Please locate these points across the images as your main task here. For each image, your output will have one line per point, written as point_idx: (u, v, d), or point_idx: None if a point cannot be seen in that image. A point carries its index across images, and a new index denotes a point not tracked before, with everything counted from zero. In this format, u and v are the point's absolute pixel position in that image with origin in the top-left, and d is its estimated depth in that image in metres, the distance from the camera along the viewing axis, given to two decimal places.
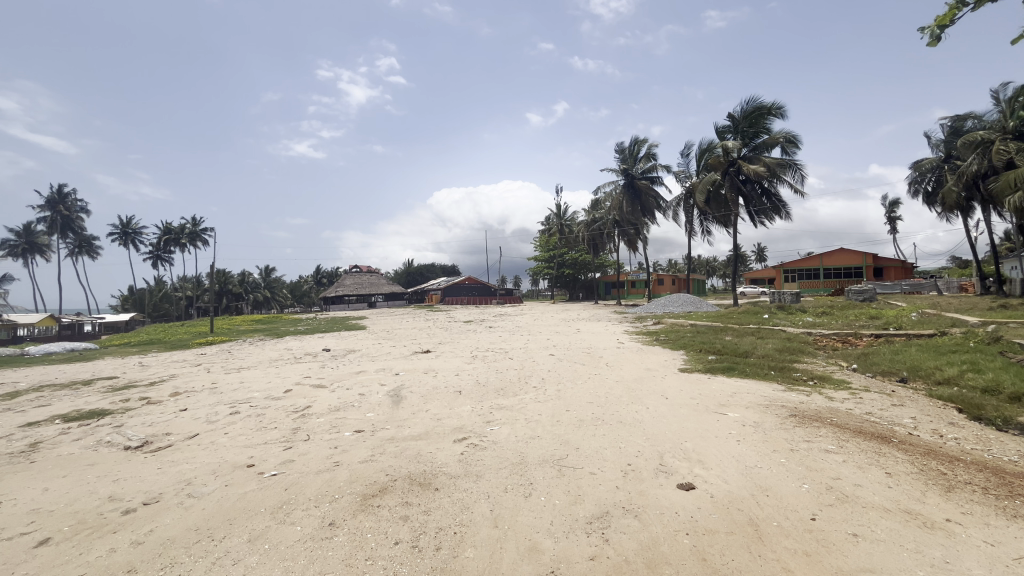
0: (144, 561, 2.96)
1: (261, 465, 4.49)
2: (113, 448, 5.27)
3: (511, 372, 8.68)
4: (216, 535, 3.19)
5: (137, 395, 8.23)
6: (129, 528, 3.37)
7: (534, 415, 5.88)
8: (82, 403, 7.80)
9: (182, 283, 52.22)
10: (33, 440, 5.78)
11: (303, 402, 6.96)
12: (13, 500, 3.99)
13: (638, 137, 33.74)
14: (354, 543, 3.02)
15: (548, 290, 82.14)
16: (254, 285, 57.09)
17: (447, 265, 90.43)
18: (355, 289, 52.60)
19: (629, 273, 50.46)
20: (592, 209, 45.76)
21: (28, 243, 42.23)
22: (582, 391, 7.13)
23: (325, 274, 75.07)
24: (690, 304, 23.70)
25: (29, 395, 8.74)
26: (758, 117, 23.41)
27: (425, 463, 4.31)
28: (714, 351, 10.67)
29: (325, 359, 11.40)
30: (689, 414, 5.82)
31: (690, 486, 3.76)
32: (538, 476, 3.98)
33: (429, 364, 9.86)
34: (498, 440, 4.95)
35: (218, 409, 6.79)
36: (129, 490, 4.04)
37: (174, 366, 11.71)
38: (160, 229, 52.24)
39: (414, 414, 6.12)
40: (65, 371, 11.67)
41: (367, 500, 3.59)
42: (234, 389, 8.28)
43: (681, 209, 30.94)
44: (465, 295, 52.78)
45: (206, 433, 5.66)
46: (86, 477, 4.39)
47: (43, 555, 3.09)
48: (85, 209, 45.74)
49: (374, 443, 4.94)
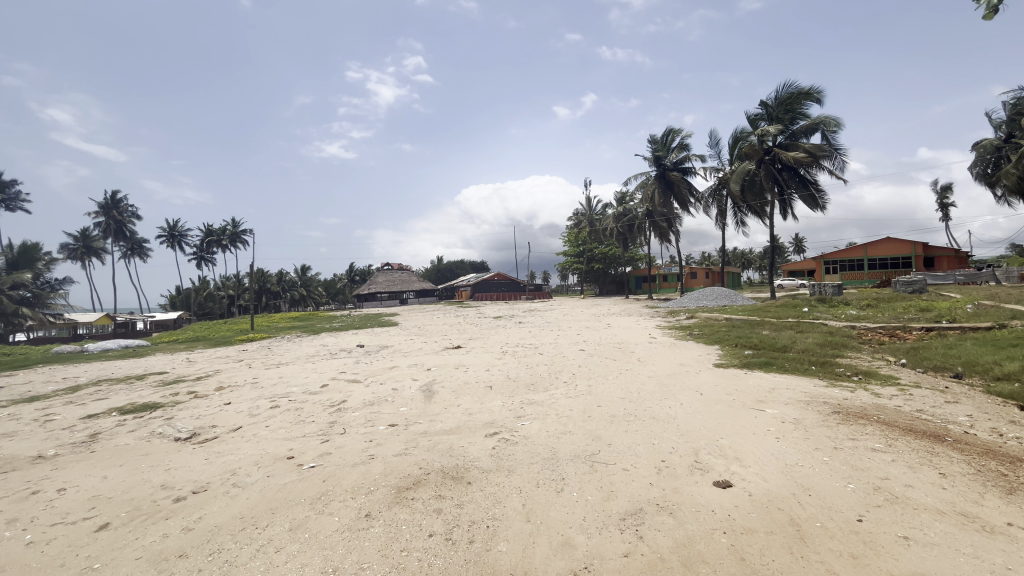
0: (194, 546, 3.11)
1: (300, 456, 4.66)
2: (164, 439, 5.58)
3: (541, 367, 8.68)
4: (260, 523, 3.32)
5: (185, 388, 8.72)
6: (180, 514, 3.55)
7: (566, 411, 5.85)
8: (137, 396, 8.33)
9: (224, 283, 54.50)
10: (93, 430, 6.21)
11: (339, 396, 7.19)
12: (75, 486, 4.28)
13: (671, 126, 33.31)
14: (389, 533, 3.09)
15: (578, 285, 81.85)
16: (291, 284, 58.83)
17: (477, 262, 91.27)
18: (387, 286, 53.50)
19: (661, 268, 49.55)
20: (622, 203, 45.14)
21: (85, 246, 44.82)
22: (614, 386, 7.04)
23: (359, 272, 77.04)
24: (732, 295, 23.12)
25: (90, 389, 9.38)
26: (794, 102, 22.65)
27: (457, 456, 4.37)
28: (750, 346, 10.36)
29: (359, 355, 11.68)
30: (725, 410, 5.66)
31: (727, 483, 3.67)
32: (570, 471, 3.98)
33: (460, 360, 9.94)
34: (530, 434, 4.96)
35: (259, 403, 7.10)
36: (179, 479, 4.25)
37: (217, 362, 12.27)
38: (203, 230, 54.67)
39: (446, 408, 6.21)
40: (121, 367, 12.44)
41: (401, 492, 3.66)
42: (273, 383, 8.63)
43: (713, 200, 30.18)
44: (495, 291, 53.16)
45: (248, 426, 5.92)
46: (140, 467, 4.66)
47: (102, 539, 3.27)
48: (136, 214, 48.29)
49: (408, 437, 5.04)
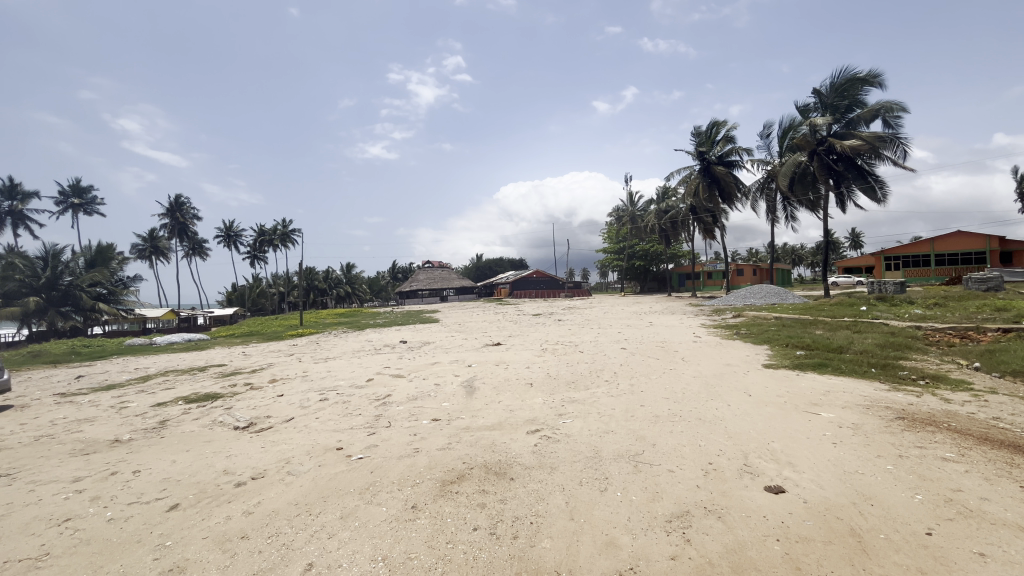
0: (254, 529, 3.29)
1: (349, 447, 4.84)
2: (224, 428, 5.93)
3: (582, 365, 8.61)
4: (314, 510, 3.47)
5: (242, 380, 9.24)
6: (241, 499, 3.77)
7: (608, 410, 5.78)
8: (200, 387, 8.90)
9: (276, 281, 57.19)
10: (162, 417, 6.69)
11: (384, 390, 7.42)
12: (148, 469, 4.62)
13: (716, 118, 32.24)
14: (435, 526, 3.16)
15: (618, 283, 80.61)
16: (337, 281, 61.02)
17: (516, 260, 91.49)
18: (428, 284, 54.56)
19: (705, 265, 47.96)
20: (664, 198, 44.02)
21: (152, 246, 48.13)
22: (657, 386, 6.89)
23: (401, 270, 78.95)
24: (783, 293, 22.12)
25: (158, 379, 10.10)
26: (851, 88, 21.36)
27: (500, 452, 4.41)
28: (802, 346, 9.89)
29: (402, 351, 11.99)
30: (776, 413, 5.44)
31: (780, 489, 3.53)
32: (614, 471, 3.93)
33: (501, 357, 10.00)
34: (572, 432, 4.94)
35: (310, 395, 7.43)
36: (238, 466, 4.51)
37: (270, 356, 12.91)
38: (256, 231, 57.56)
39: (487, 404, 6.28)
40: (185, 359, 13.33)
41: (446, 485, 3.74)
42: (321, 377, 8.99)
43: (762, 194, 28.97)
44: (534, 288, 53.21)
45: (300, 417, 6.21)
46: (203, 452, 4.98)
47: (172, 519, 3.52)
48: (197, 215, 51.42)
49: (451, 431, 5.13)
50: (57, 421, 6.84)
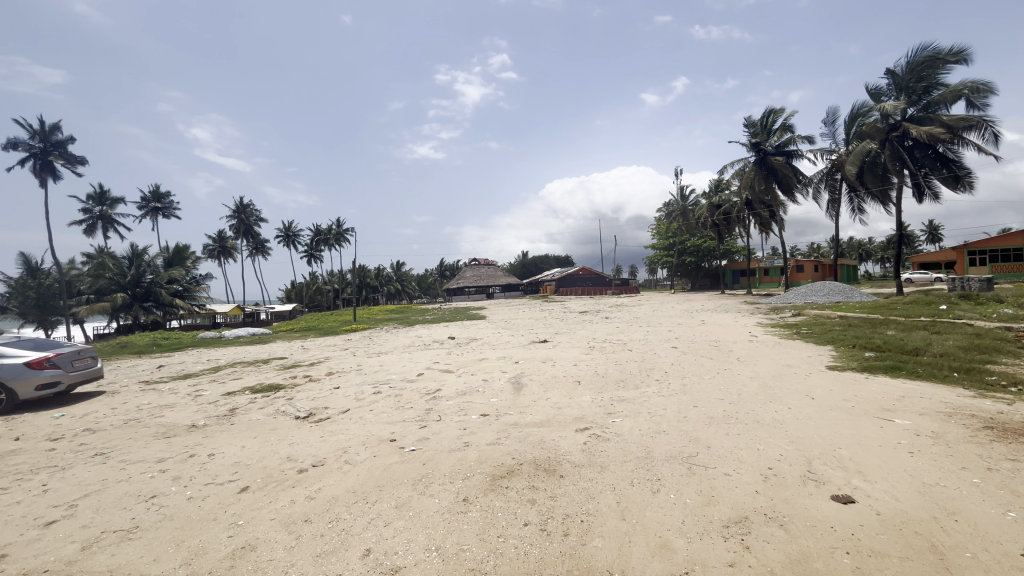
0: (316, 513, 3.47)
1: (401, 439, 5.01)
2: (287, 417, 6.30)
3: (631, 363, 8.45)
4: (370, 498, 3.62)
5: (302, 372, 9.77)
6: (304, 484, 3.99)
7: (659, 410, 5.63)
8: (264, 378, 9.49)
9: (331, 278, 59.89)
10: (232, 405, 7.20)
11: (434, 384, 7.61)
12: (221, 452, 4.99)
13: (772, 106, 30.65)
14: (486, 519, 3.21)
15: (667, 280, 78.43)
16: (388, 278, 63.09)
17: (562, 257, 91.07)
18: (475, 281, 55.36)
19: (762, 260, 45.71)
20: (717, 191, 42.29)
21: (220, 246, 51.65)
22: (711, 386, 6.65)
23: (448, 267, 80.54)
24: (849, 291, 20.73)
25: (228, 370, 10.86)
26: (930, 67, 19.65)
27: (549, 449, 4.41)
28: (872, 347, 9.21)
29: (450, 346, 12.24)
30: (843, 418, 5.11)
31: (848, 499, 3.32)
32: (666, 472, 3.84)
33: (548, 353, 10.01)
34: (622, 432, 4.86)
35: (364, 388, 7.76)
36: (300, 453, 4.77)
37: (327, 350, 13.55)
38: (313, 231, 60.47)
39: (535, 401, 6.30)
40: (251, 351, 14.25)
41: (496, 480, 3.79)
42: (374, 371, 9.34)
43: (825, 185, 27.24)
44: (580, 286, 52.78)
45: (356, 408, 6.50)
46: (269, 439, 5.31)
47: (242, 500, 3.77)
48: (260, 217, 54.67)
49: (500, 427, 5.19)
50: (143, 407, 7.50)
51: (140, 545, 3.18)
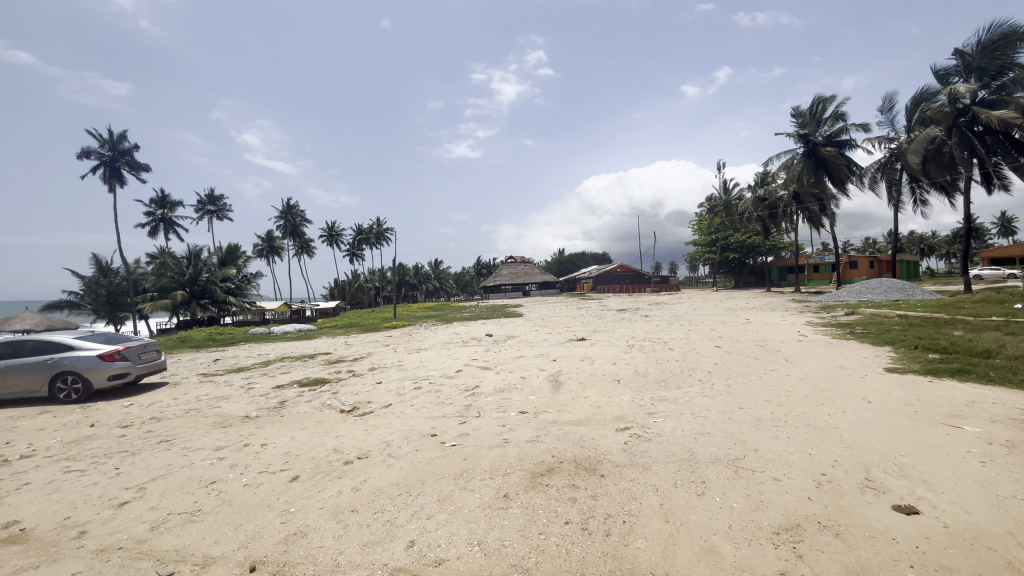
0: (362, 504, 3.58)
1: (442, 435, 5.09)
2: (333, 410, 6.54)
3: (672, 363, 8.26)
4: (413, 491, 3.71)
5: (346, 367, 10.11)
6: (350, 475, 4.13)
7: (702, 411, 5.48)
8: (311, 372, 9.89)
9: (372, 276, 61.61)
10: (282, 398, 7.54)
11: (473, 381, 7.71)
12: (273, 443, 5.24)
13: (823, 95, 29.16)
14: (527, 516, 3.22)
15: (709, 277, 76.10)
16: (426, 276, 64.25)
17: (599, 254, 89.97)
18: (512, 279, 55.62)
19: (811, 256, 43.57)
20: (762, 185, 40.63)
21: (269, 246, 54.10)
22: (758, 388, 6.40)
23: (485, 265, 81.18)
24: (909, 288, 19.45)
25: (277, 364, 11.39)
26: (1003, 46, 18.16)
27: (589, 448, 4.38)
28: (936, 349, 8.62)
29: (488, 343, 12.34)
30: (904, 423, 4.81)
31: (912, 510, 3.12)
32: (711, 475, 3.73)
33: (586, 352, 9.93)
34: (664, 432, 4.76)
35: (405, 383, 7.95)
36: (346, 445, 4.94)
37: (369, 345, 13.96)
38: (355, 230, 62.35)
39: (574, 399, 6.27)
40: (298, 347, 14.87)
41: (536, 477, 3.79)
42: (414, 366, 9.54)
43: (882, 176, 25.68)
44: (617, 283, 52.06)
45: (397, 403, 6.67)
46: (317, 431, 5.52)
47: (293, 488, 3.95)
48: (306, 217, 56.87)
49: (539, 424, 5.20)
50: (201, 397, 7.97)
51: (203, 527, 3.39)
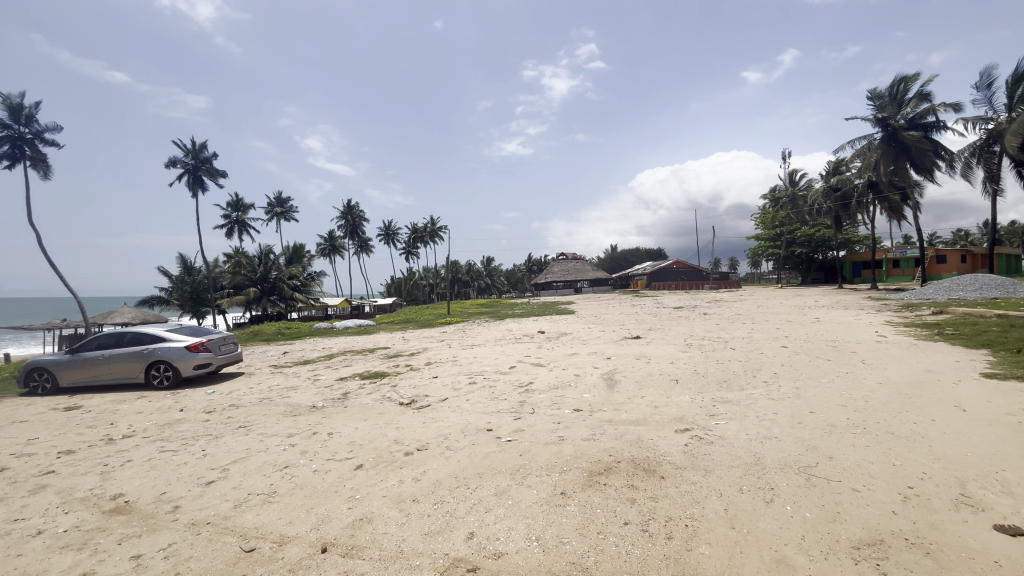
0: (422, 494, 3.70)
1: (498, 430, 5.16)
2: (392, 402, 6.81)
3: (735, 363, 7.90)
4: (471, 484, 3.79)
5: (404, 362, 10.47)
6: (410, 466, 4.27)
7: (768, 414, 5.20)
8: (371, 365, 10.33)
9: (426, 274, 63.31)
10: (345, 389, 7.94)
11: (527, 377, 7.74)
12: (338, 432, 5.52)
13: (904, 74, 26.69)
14: (585, 514, 3.20)
15: (773, 273, 72.02)
16: (478, 274, 65.17)
17: (654, 250, 87.55)
18: (563, 276, 55.37)
19: (890, 251, 40.06)
20: (834, 174, 37.84)
21: (331, 245, 56.95)
22: (831, 391, 5.97)
23: (536, 262, 81.18)
24: (1011, 285, 17.55)
25: (340, 357, 11.98)
26: None
27: (648, 449, 4.27)
28: None
29: (541, 340, 12.36)
30: (1004, 435, 4.33)
31: (1017, 531, 2.81)
32: (781, 482, 3.54)
33: (642, 350, 9.70)
34: (727, 435, 4.56)
35: (461, 378, 8.12)
36: (406, 437, 5.12)
37: (425, 341, 14.38)
38: (411, 229, 64.30)
39: (630, 398, 6.14)
40: (359, 341, 15.57)
41: (593, 476, 3.75)
42: (469, 362, 9.73)
43: (977, 161, 23.16)
44: (673, 280, 50.47)
45: (453, 397, 6.83)
46: (379, 423, 5.76)
47: (359, 476, 4.14)
48: (365, 217, 59.30)
49: (595, 423, 5.14)
50: (274, 387, 8.55)
51: (279, 508, 3.64)
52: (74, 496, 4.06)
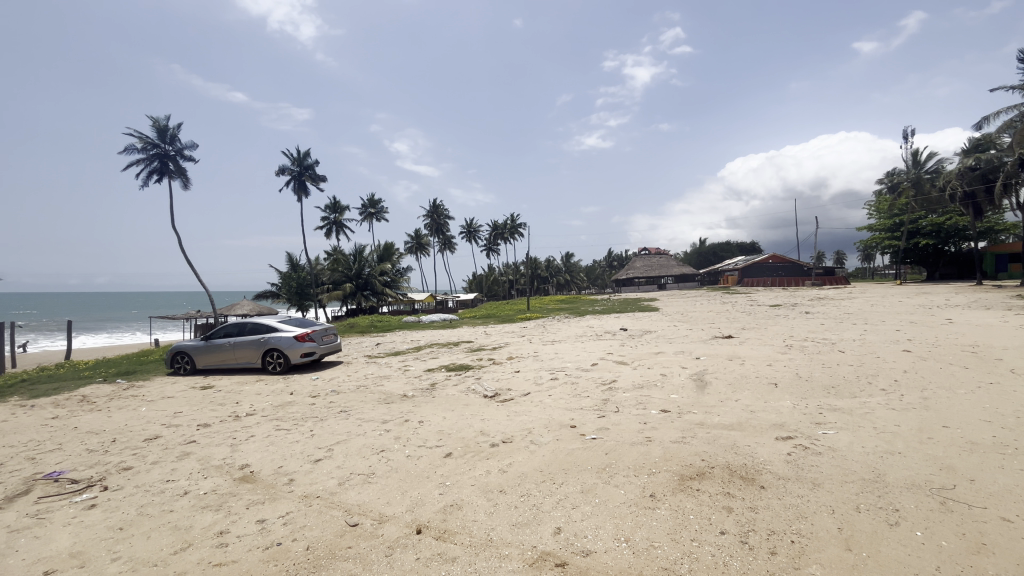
0: (509, 486, 3.78)
1: (582, 427, 5.12)
2: (477, 394, 7.03)
3: (844, 367, 7.12)
4: (557, 480, 3.79)
5: (487, 356, 10.75)
6: (496, 458, 4.38)
7: (889, 425, 4.63)
8: (456, 358, 10.73)
9: (506, 270, 64.42)
10: (433, 380, 8.32)
11: (610, 375, 7.59)
12: (428, 420, 5.80)
13: None
14: (677, 519, 3.07)
15: (891, 268, 63.87)
16: (558, 270, 65.01)
17: (746, 244, 81.51)
18: (645, 271, 53.51)
19: None
20: (973, 152, 32.57)
21: (418, 243, 59.89)
22: (969, 404, 5.17)
23: (617, 258, 79.24)
24: None
25: (428, 350, 12.59)
26: None
27: (745, 455, 4.01)
28: None
29: (624, 338, 12.04)
30: None
31: None
32: (908, 503, 3.14)
33: (734, 350, 9.10)
34: (838, 446, 4.14)
35: (542, 374, 8.15)
36: (492, 429, 5.26)
37: (506, 336, 14.63)
38: (492, 226, 65.74)
39: (722, 401, 5.79)
40: (445, 335, 16.25)
41: (685, 480, 3.59)
42: (550, 358, 9.74)
43: None
44: (769, 276, 46.70)
45: (536, 392, 6.89)
46: (465, 413, 5.98)
47: (448, 464, 4.33)
48: (449, 216, 61.58)
49: (684, 425, 4.92)
50: (369, 376, 9.20)
51: (378, 489, 3.91)
52: (211, 464, 4.69)
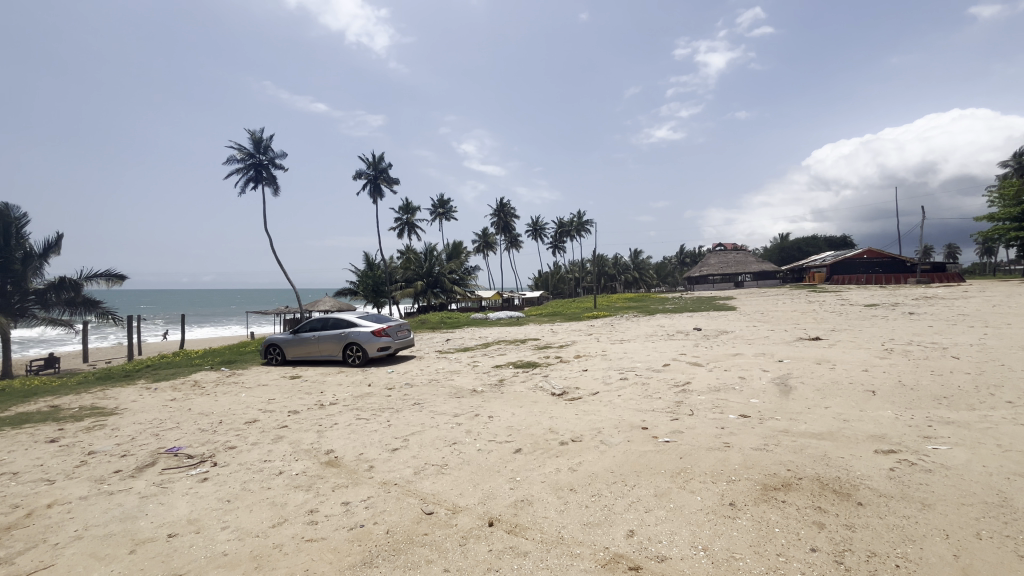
0: (579, 485, 3.76)
1: (654, 429, 4.97)
2: (545, 392, 7.04)
3: (958, 376, 6.31)
4: (629, 481, 3.72)
5: (554, 354, 10.73)
6: (566, 456, 4.37)
7: (1015, 443, 4.06)
8: (523, 355, 10.82)
9: (573, 268, 63.91)
10: (501, 377, 8.45)
11: (683, 377, 7.30)
12: (497, 416, 5.90)
13: None
14: (760, 531, 2.90)
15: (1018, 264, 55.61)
16: (626, 267, 63.42)
17: (837, 238, 74.72)
18: (721, 268, 50.74)
19: None
20: None
21: (485, 241, 61.01)
22: None
23: (689, 254, 75.84)
24: None
25: (495, 346, 12.81)
26: None
27: (838, 467, 3.69)
28: None
29: (698, 338, 11.49)
30: None
31: None
32: None
33: (823, 353, 8.39)
34: (952, 464, 3.69)
35: (611, 373, 8.00)
36: (561, 427, 5.25)
37: (573, 334, 14.50)
38: (558, 224, 65.48)
39: (810, 408, 5.36)
40: (512, 332, 16.44)
41: (769, 490, 3.38)
42: (619, 357, 9.53)
43: None
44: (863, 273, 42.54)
45: (605, 392, 6.78)
46: (533, 410, 6.01)
47: (518, 459, 4.39)
48: (515, 214, 62.11)
49: (766, 431, 4.62)
50: (440, 370, 9.53)
51: (450, 480, 4.04)
52: (301, 447, 5.10)
